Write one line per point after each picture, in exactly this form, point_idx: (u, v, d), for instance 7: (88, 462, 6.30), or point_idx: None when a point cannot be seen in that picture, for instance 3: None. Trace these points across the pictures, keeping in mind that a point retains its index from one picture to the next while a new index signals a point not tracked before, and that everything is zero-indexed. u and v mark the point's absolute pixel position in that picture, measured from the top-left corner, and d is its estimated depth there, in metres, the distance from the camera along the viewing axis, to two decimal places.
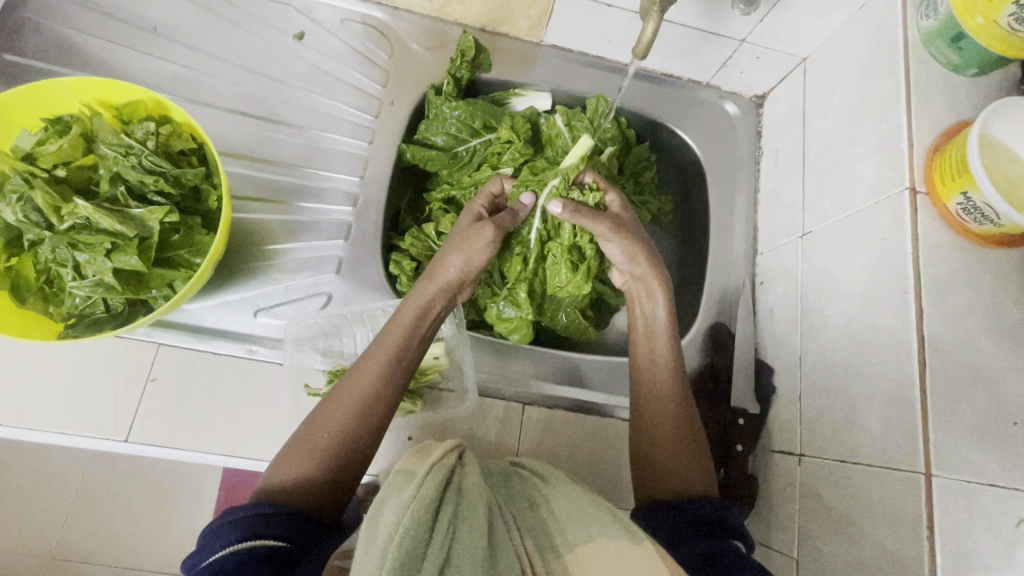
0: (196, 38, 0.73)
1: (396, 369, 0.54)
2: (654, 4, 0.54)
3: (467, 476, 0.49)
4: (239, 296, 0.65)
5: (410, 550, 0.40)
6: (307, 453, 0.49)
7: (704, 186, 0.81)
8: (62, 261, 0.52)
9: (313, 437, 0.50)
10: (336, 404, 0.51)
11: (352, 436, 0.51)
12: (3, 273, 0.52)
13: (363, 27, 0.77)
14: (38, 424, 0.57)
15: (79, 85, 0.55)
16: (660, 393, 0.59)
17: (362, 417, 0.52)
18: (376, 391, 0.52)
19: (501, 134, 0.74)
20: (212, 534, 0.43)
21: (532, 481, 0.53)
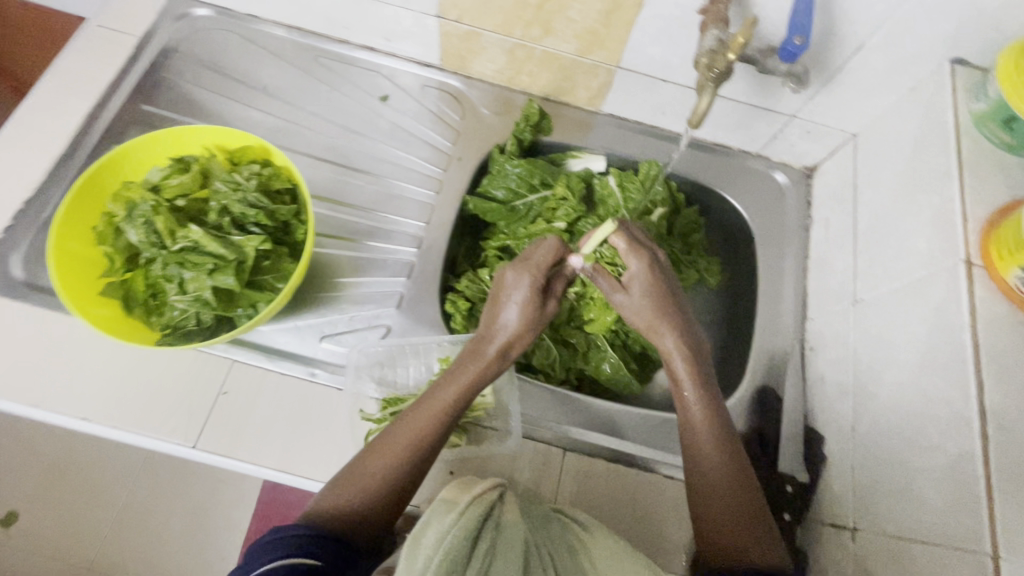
0: (297, 97, 0.84)
1: (447, 424, 0.57)
2: (710, 80, 0.58)
3: (508, 508, 0.50)
4: (308, 322, 0.71)
5: None
6: (356, 491, 0.52)
7: (753, 249, 0.84)
8: (169, 278, 0.59)
9: (361, 476, 0.53)
10: (387, 448, 0.54)
11: (399, 480, 0.54)
12: (117, 286, 0.60)
13: (439, 93, 0.87)
14: (121, 425, 0.63)
15: (203, 132, 0.65)
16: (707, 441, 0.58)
17: (410, 463, 0.54)
18: (426, 441, 0.55)
19: (557, 191, 0.80)
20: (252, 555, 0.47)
21: (570, 526, 0.52)
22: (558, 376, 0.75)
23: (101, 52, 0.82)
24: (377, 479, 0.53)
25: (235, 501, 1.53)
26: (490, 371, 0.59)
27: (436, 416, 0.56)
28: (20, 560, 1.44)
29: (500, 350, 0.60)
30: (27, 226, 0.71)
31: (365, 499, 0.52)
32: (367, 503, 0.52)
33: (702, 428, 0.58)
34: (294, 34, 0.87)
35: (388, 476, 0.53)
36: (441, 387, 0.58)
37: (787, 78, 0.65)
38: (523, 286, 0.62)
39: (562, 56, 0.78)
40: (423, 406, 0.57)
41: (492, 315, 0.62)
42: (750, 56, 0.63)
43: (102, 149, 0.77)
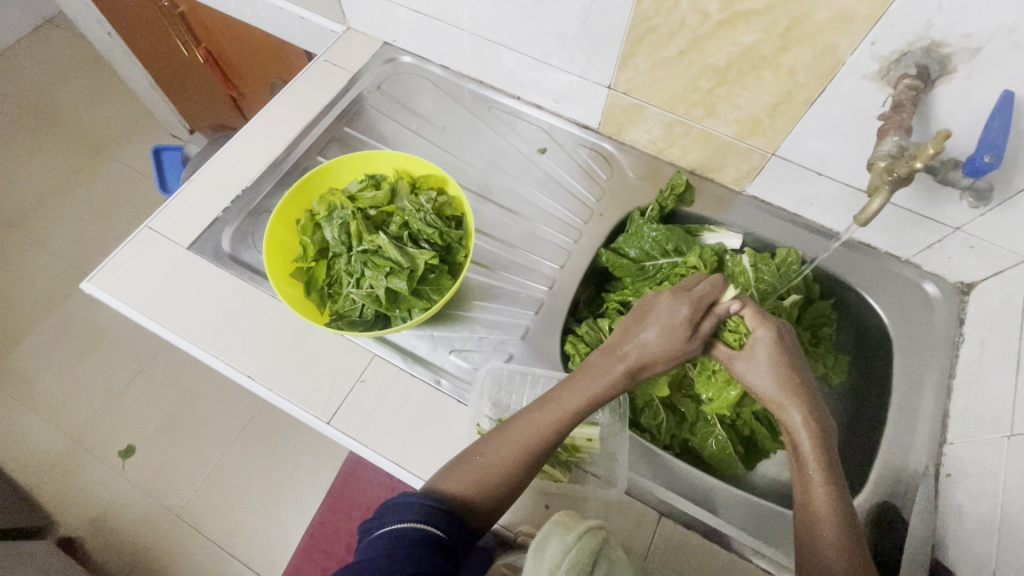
0: (467, 139, 0.96)
1: (561, 431, 0.61)
2: (885, 182, 0.59)
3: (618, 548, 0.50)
4: (441, 334, 0.78)
5: None
6: (475, 475, 0.58)
7: (890, 357, 0.80)
8: (350, 273, 0.69)
9: (480, 462, 0.59)
10: (506, 442, 0.60)
11: (515, 473, 0.59)
12: (307, 270, 0.71)
13: (592, 153, 0.94)
14: (276, 389, 0.72)
15: (400, 158, 0.77)
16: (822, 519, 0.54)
17: (526, 460, 0.59)
18: (540, 444, 0.60)
19: (689, 260, 0.82)
20: (392, 510, 0.55)
21: None
22: (662, 440, 0.75)
23: (323, 82, 1.00)
24: (496, 469, 0.58)
25: (309, 486, 1.62)
26: (615, 387, 0.62)
27: (553, 422, 0.60)
28: (125, 491, 1.62)
29: (627, 370, 0.62)
30: (240, 210, 0.86)
31: (483, 486, 0.58)
32: (485, 491, 0.58)
33: (826, 516, 0.55)
34: (476, 86, 1.00)
35: (505, 468, 0.59)
36: (562, 396, 0.62)
37: (968, 191, 0.65)
38: (676, 314, 0.64)
39: (719, 137, 0.83)
40: (544, 410, 0.61)
41: (629, 333, 0.65)
42: (931, 167, 0.63)
43: (307, 157, 0.93)
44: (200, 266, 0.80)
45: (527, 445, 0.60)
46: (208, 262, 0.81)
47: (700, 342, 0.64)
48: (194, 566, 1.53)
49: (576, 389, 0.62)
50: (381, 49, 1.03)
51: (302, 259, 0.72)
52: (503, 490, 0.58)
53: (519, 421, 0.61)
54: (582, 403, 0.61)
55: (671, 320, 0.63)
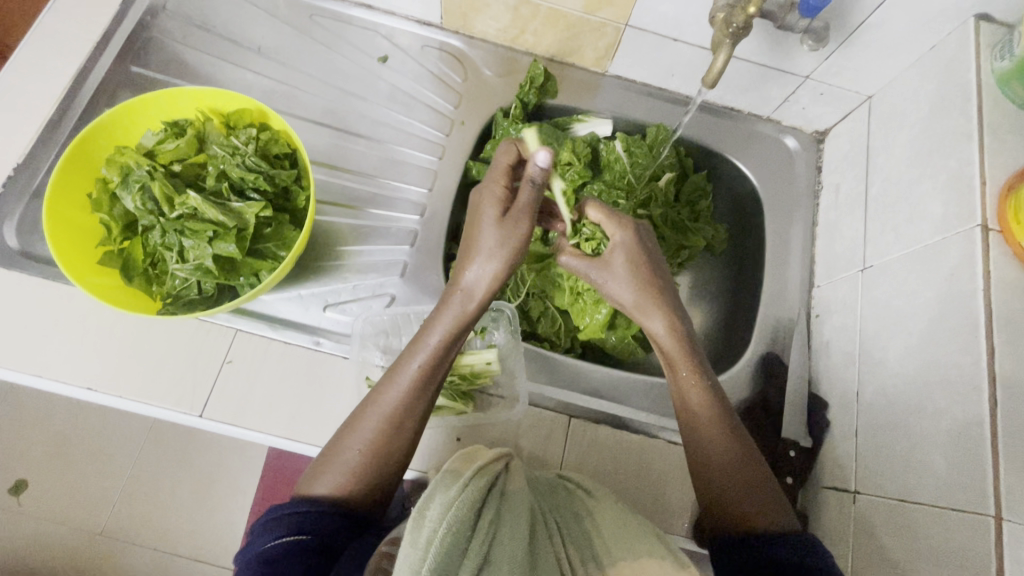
0: (292, 58, 0.81)
1: (422, 393, 0.56)
2: (725, 37, 0.56)
3: (512, 481, 0.52)
4: (311, 291, 0.70)
5: (447, 556, 0.43)
6: (343, 469, 0.54)
7: (761, 216, 0.82)
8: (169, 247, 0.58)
9: (343, 453, 0.55)
10: (365, 422, 0.55)
11: (387, 453, 0.55)
12: (116, 255, 0.59)
13: (440, 53, 0.83)
14: (127, 394, 0.62)
15: (199, 95, 0.63)
16: (704, 419, 0.58)
17: (393, 436, 0.55)
18: (406, 412, 0.56)
19: (564, 157, 0.79)
20: (260, 530, 0.52)
21: (576, 493, 0.55)
22: (562, 345, 0.76)
23: (86, 11, 0.78)
24: (362, 458, 0.54)
25: (241, 469, 1.54)
26: (465, 315, 0.58)
27: (408, 390, 0.56)
28: (34, 528, 1.47)
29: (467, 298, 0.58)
30: (18, 195, 0.68)
31: (355, 480, 0.54)
32: (360, 484, 0.54)
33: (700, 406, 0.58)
34: None
35: (371, 454, 0.55)
36: (412, 353, 0.57)
37: (805, 34, 0.66)
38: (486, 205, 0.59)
39: (569, 13, 0.75)
40: (395, 376, 0.57)
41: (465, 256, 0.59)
42: (771, 11, 0.63)
43: (92, 114, 0.74)
44: None
45: (388, 421, 0.55)
46: None
47: (525, 215, 0.58)
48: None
49: (422, 343, 0.57)
50: None
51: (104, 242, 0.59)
52: (380, 475, 0.55)
53: (374, 396, 0.57)
54: (434, 357, 0.57)
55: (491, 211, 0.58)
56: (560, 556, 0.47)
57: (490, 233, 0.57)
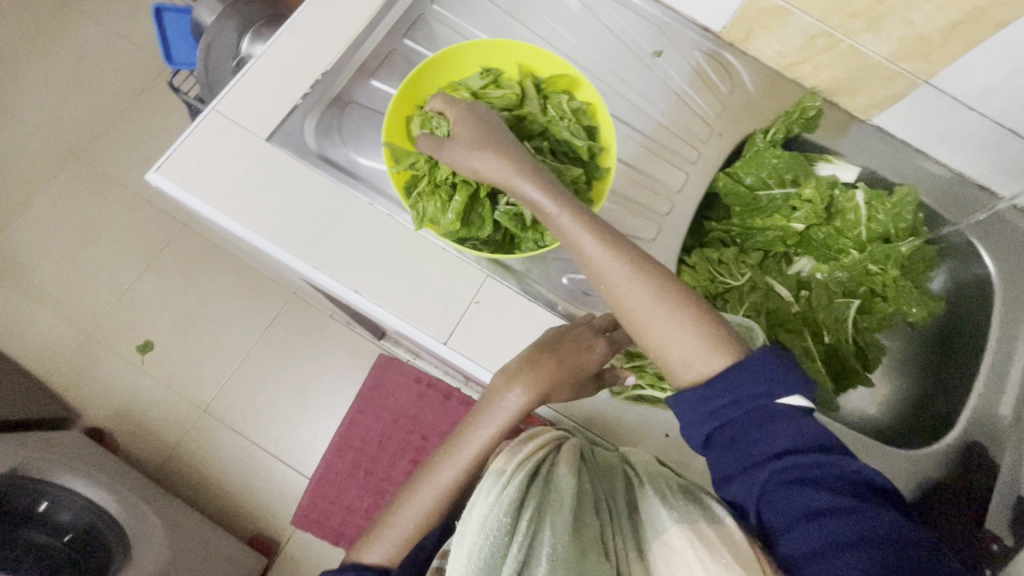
0: (572, 30, 0.83)
1: (468, 475, 0.61)
2: None
3: (557, 466, 0.55)
4: (554, 258, 0.73)
5: (491, 556, 0.47)
6: (393, 539, 0.61)
7: (991, 305, 0.80)
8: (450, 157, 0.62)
9: (397, 522, 0.61)
10: (417, 496, 0.61)
11: (430, 519, 0.61)
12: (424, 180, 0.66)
13: (709, 61, 0.84)
14: (387, 305, 0.67)
15: (528, 51, 0.66)
16: (669, 303, 0.55)
17: (439, 502, 0.61)
18: (455, 489, 0.61)
19: (804, 193, 0.80)
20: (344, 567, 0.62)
21: (631, 480, 0.59)
22: None
23: None
24: (409, 523, 0.61)
25: (338, 389, 1.62)
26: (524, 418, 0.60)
27: (464, 468, 0.61)
28: (148, 385, 1.59)
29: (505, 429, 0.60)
30: (322, 99, 0.74)
31: (400, 545, 0.61)
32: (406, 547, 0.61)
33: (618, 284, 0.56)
34: None
35: (420, 522, 0.61)
36: (462, 444, 0.61)
37: None
38: (536, 367, 0.59)
39: (867, 56, 0.74)
40: (448, 458, 0.61)
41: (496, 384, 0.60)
42: None
43: (391, 40, 0.79)
44: (284, 162, 0.70)
45: (431, 491, 0.61)
46: (293, 158, 0.70)
47: (593, 360, 0.61)
48: (226, 458, 1.56)
49: (478, 416, 0.60)
50: None
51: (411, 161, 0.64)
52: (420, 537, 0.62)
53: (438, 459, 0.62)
54: (487, 444, 0.60)
55: (551, 360, 0.59)
56: (608, 542, 0.51)
57: (552, 371, 0.59)
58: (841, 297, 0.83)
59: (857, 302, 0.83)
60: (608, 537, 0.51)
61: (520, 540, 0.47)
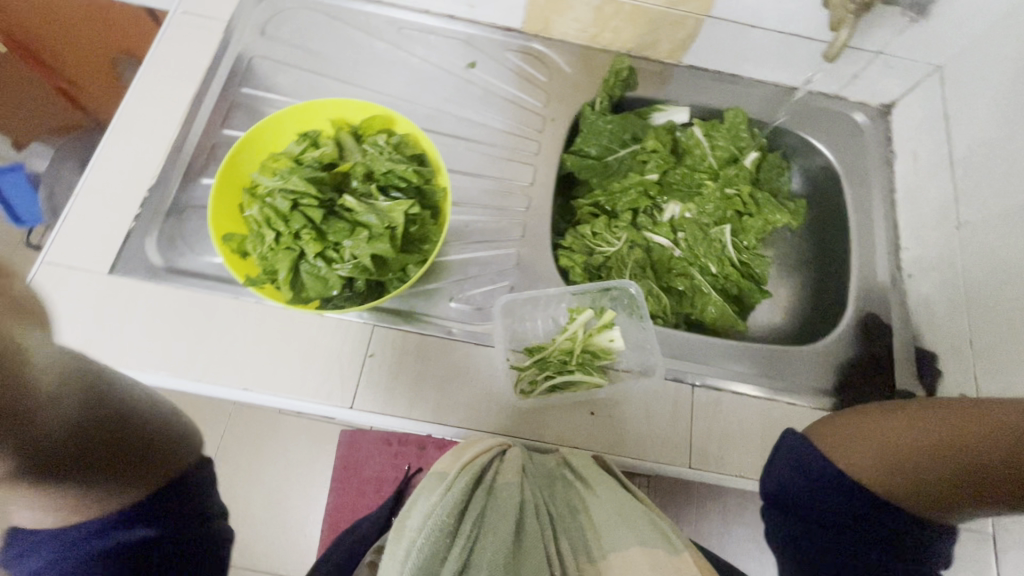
0: (386, 70, 0.85)
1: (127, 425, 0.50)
2: None
3: (503, 473, 0.58)
4: (435, 286, 0.73)
5: (431, 554, 0.51)
6: (111, 496, 0.51)
7: (840, 187, 0.86)
8: (271, 213, 0.59)
9: (90, 502, 0.50)
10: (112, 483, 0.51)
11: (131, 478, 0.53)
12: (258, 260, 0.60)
13: (522, 57, 0.88)
14: (282, 392, 0.66)
15: (334, 105, 0.67)
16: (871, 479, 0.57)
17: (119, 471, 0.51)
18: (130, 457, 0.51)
19: (648, 144, 0.85)
20: None
21: (575, 484, 0.60)
22: (671, 321, 0.80)
23: (194, 40, 0.82)
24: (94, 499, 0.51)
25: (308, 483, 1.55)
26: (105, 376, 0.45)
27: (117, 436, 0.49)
28: None
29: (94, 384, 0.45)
30: (155, 213, 0.72)
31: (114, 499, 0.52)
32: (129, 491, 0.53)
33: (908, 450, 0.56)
34: (376, 7, 0.88)
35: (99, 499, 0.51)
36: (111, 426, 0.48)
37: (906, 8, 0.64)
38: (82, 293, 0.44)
39: (651, 10, 0.79)
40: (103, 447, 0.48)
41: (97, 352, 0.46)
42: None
43: (211, 135, 0.78)
44: (134, 289, 0.68)
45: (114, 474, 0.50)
46: (142, 282, 0.69)
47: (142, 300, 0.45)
48: None
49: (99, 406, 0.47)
50: None
51: (241, 240, 0.60)
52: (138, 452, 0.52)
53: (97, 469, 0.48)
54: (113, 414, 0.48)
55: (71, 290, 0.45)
56: (552, 546, 0.54)
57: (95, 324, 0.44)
58: (715, 225, 0.86)
59: (730, 224, 0.86)
60: (551, 542, 0.54)
61: (456, 553, 0.50)
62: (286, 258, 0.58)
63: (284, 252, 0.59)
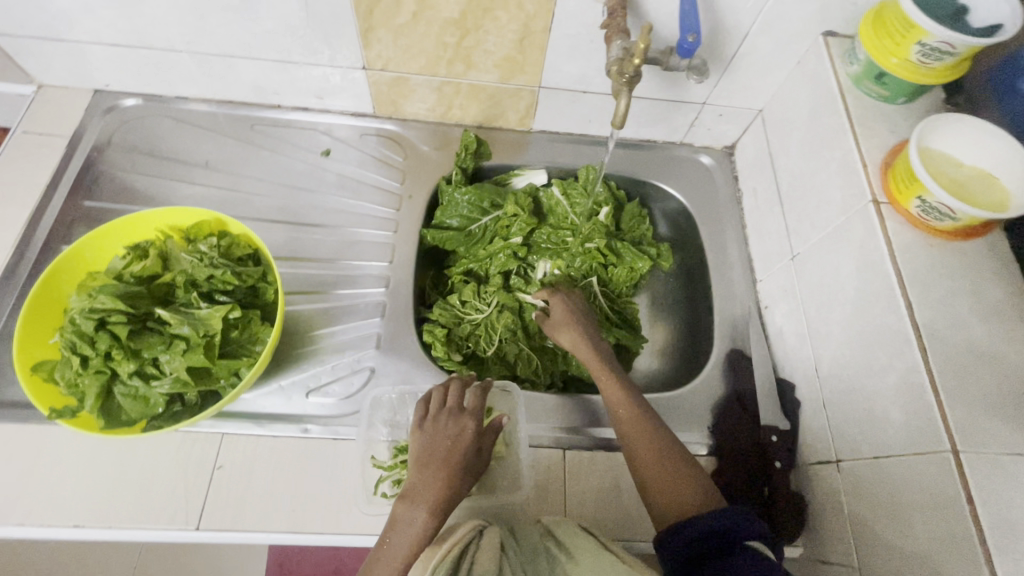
0: (240, 167, 0.86)
1: None
2: (624, 86, 0.58)
3: (478, 563, 0.54)
4: (290, 380, 0.71)
5: None
6: None
7: (696, 229, 0.90)
8: (75, 339, 0.55)
9: None
10: None
11: None
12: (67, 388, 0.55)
13: (378, 139, 0.90)
14: (118, 523, 0.61)
15: (161, 213, 0.66)
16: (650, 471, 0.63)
17: None
18: None
19: (508, 210, 0.87)
20: None
21: (556, 556, 0.55)
22: (543, 382, 0.79)
23: (33, 159, 0.81)
24: None
25: None
26: None
27: None
28: None
29: None
30: None
31: None
32: None
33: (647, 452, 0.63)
34: (228, 108, 0.89)
35: None
36: None
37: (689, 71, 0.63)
38: None
39: (487, 86, 0.83)
40: None
41: None
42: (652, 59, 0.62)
43: (49, 253, 0.76)
44: None
45: None
46: None
47: None
48: None
49: None
50: (94, 98, 0.87)
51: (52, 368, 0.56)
52: None
53: None
54: None
55: None
56: None
57: None
58: (584, 278, 0.88)
59: (597, 276, 0.88)
60: None
61: None
62: (95, 384, 0.55)
63: (94, 377, 0.55)
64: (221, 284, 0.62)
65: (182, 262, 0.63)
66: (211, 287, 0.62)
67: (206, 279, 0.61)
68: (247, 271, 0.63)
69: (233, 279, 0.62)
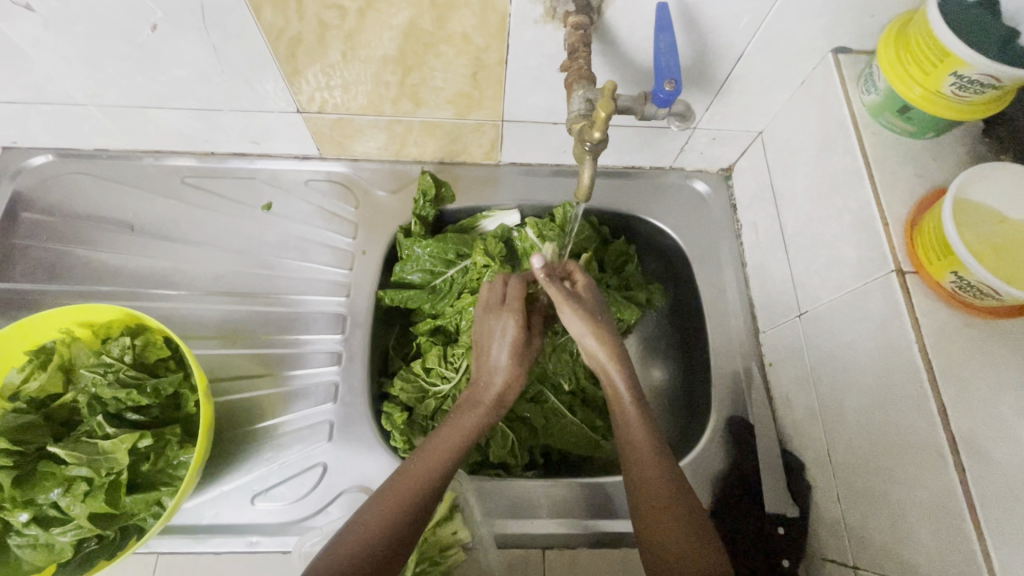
0: (171, 230, 0.76)
1: None
2: (585, 152, 0.51)
3: None
4: (233, 484, 0.64)
5: None
6: None
7: (689, 270, 0.79)
8: None
9: None
10: None
11: None
12: None
13: (326, 185, 0.80)
14: None
15: (60, 312, 0.57)
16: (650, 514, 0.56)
17: None
18: None
19: (477, 260, 0.73)
20: None
21: None
22: (520, 463, 0.71)
23: None
24: None
25: None
26: None
27: None
28: None
29: None
30: None
31: None
32: None
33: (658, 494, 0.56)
34: (154, 159, 0.79)
35: None
36: None
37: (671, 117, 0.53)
38: None
39: (443, 123, 0.72)
40: None
41: None
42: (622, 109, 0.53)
43: None
44: None
45: None
46: None
47: None
48: None
49: None
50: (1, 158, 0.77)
51: None
52: None
53: None
54: None
55: None
56: None
57: None
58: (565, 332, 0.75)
59: None
60: None
61: None
62: None
63: None
64: (130, 400, 0.54)
65: (88, 374, 0.56)
66: (120, 405, 0.55)
67: (112, 398, 0.54)
68: (160, 382, 0.55)
69: (144, 395, 0.55)
